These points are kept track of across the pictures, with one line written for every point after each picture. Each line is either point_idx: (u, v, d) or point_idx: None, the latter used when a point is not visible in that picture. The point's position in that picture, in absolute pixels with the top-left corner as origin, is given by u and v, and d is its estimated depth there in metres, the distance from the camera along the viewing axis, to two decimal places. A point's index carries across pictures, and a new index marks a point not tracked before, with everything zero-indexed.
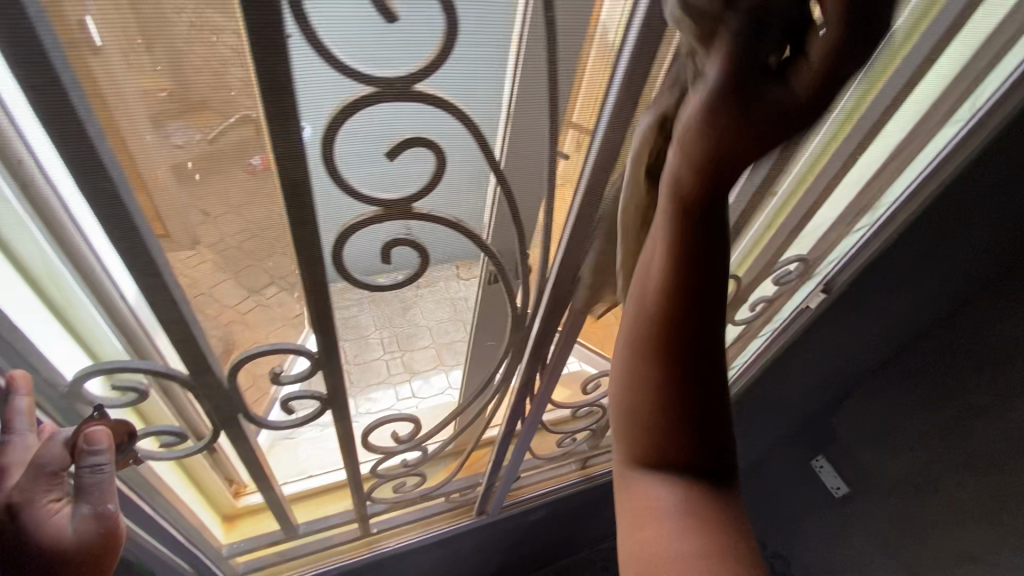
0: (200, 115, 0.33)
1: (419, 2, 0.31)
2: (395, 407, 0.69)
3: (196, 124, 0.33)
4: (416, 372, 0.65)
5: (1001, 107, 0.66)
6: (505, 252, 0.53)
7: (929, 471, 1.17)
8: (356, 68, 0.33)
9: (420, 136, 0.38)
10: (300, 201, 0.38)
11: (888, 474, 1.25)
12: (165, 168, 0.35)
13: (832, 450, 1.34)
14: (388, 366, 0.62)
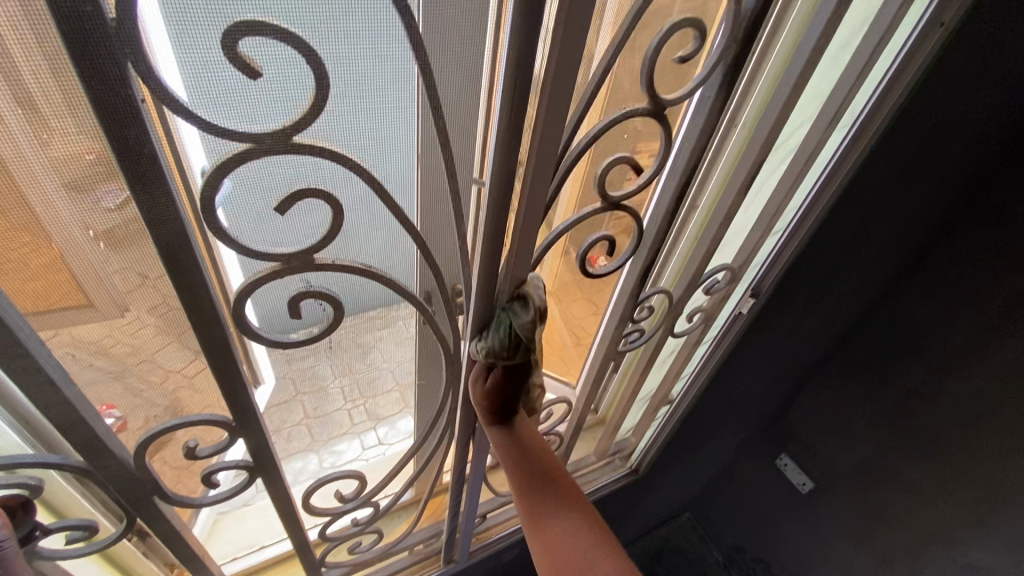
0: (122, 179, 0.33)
1: (283, 57, 0.31)
2: (362, 457, 0.70)
3: (122, 187, 0.33)
4: (381, 418, 0.66)
5: (878, 112, 0.65)
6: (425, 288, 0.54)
7: (881, 462, 1.19)
8: (227, 126, 0.32)
9: (307, 188, 0.38)
10: (180, 265, 0.37)
11: (846, 467, 1.27)
12: (72, 238, 0.34)
13: (794, 447, 1.37)
14: (351, 416, 0.63)
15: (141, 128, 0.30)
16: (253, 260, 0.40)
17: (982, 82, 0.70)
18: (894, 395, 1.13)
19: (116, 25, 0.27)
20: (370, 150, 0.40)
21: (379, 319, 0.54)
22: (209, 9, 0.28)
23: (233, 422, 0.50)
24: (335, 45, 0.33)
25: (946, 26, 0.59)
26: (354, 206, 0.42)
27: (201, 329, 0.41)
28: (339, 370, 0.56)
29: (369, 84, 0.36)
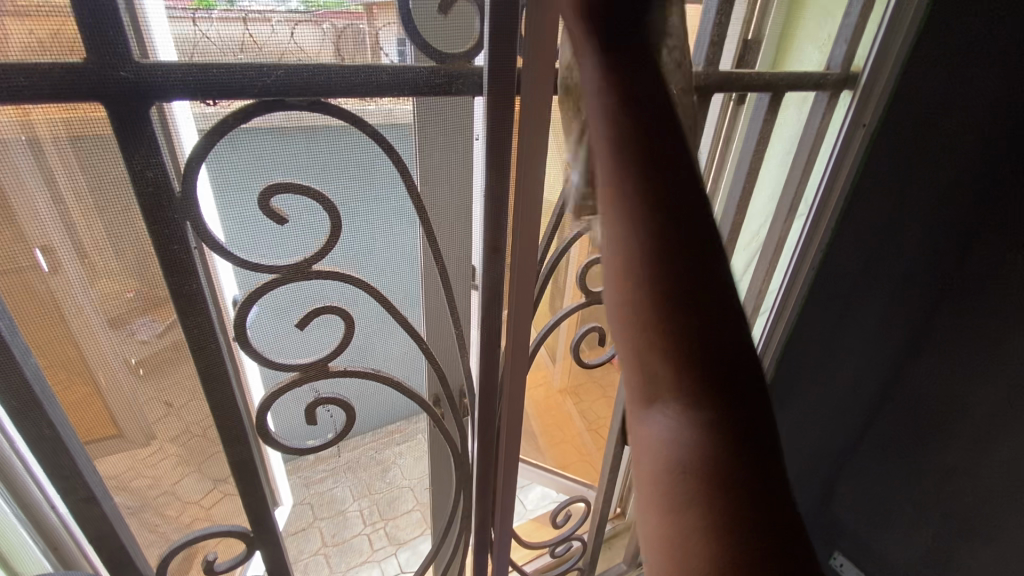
0: (158, 312, 0.39)
1: (305, 205, 0.40)
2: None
3: (158, 318, 0.39)
4: (402, 542, 0.70)
5: (834, 191, 0.71)
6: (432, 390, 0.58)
7: (942, 557, 1.05)
8: (259, 262, 0.40)
9: (326, 307, 0.44)
10: (215, 380, 0.42)
11: (898, 560, 1.14)
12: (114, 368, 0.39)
13: (844, 544, 1.25)
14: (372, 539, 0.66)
15: (191, 269, 0.37)
16: (273, 371, 0.45)
17: (928, 158, 0.75)
18: (931, 478, 1.03)
19: (182, 196, 0.35)
20: (375, 271, 0.46)
21: (399, 432, 0.58)
22: (255, 177, 0.37)
23: (252, 534, 0.52)
24: (347, 193, 0.41)
25: (868, 126, 0.67)
26: (366, 319, 0.48)
27: (227, 439, 0.45)
28: (359, 491, 0.60)
29: (376, 217, 0.44)
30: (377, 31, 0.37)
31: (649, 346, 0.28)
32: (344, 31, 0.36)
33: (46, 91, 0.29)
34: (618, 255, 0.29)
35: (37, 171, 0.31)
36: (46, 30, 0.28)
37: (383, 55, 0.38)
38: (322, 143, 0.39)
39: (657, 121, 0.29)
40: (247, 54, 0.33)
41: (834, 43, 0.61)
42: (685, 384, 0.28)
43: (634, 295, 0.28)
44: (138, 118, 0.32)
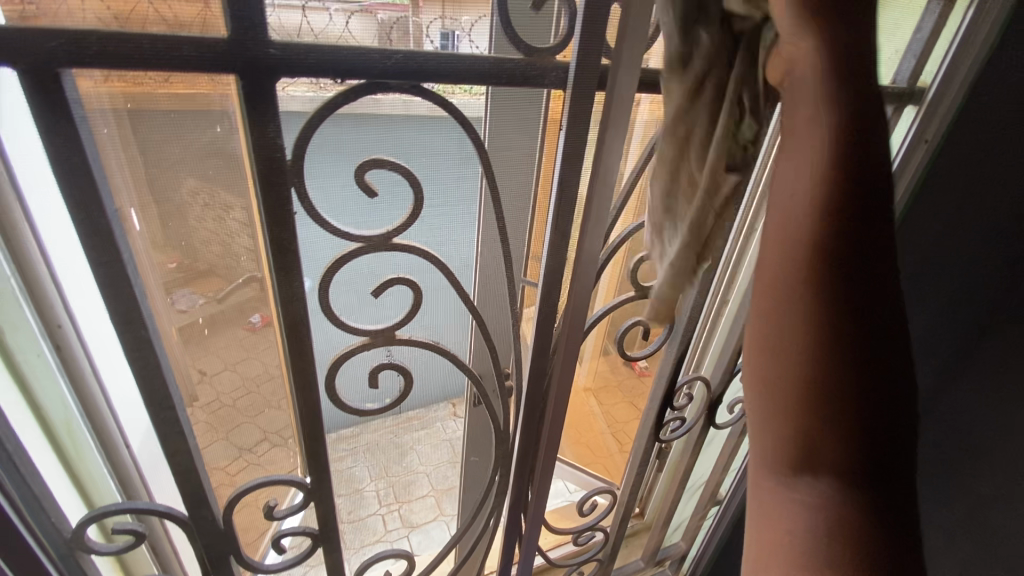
0: (204, 282, 0.44)
1: (393, 182, 0.43)
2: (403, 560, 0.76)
3: (198, 290, 0.44)
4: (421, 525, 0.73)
5: None
6: (483, 372, 0.61)
7: None
8: (346, 230, 0.43)
9: (401, 277, 0.48)
10: (299, 336, 0.46)
11: None
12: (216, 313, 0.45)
13: None
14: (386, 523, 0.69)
15: (290, 231, 0.41)
16: (344, 333, 0.48)
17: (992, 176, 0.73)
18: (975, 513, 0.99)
19: (292, 163, 0.39)
20: (445, 249, 0.50)
21: (417, 419, 0.61)
22: (355, 151, 0.41)
23: (308, 486, 0.55)
24: (429, 172, 0.44)
25: (930, 142, 0.67)
26: (432, 293, 0.51)
27: (301, 391, 0.49)
28: (376, 472, 0.63)
29: (451, 197, 0.47)
30: (457, 22, 0.40)
31: (816, 417, 0.35)
32: (398, 21, 0.38)
33: (192, 61, 0.33)
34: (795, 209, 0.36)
35: (182, 137, 0.37)
36: (122, 8, 0.31)
37: (462, 41, 0.40)
38: (414, 125, 0.42)
39: (853, 190, 0.34)
40: (308, 37, 0.35)
41: (902, 57, 0.62)
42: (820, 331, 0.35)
43: (799, 369, 0.35)
44: (265, 90, 0.35)
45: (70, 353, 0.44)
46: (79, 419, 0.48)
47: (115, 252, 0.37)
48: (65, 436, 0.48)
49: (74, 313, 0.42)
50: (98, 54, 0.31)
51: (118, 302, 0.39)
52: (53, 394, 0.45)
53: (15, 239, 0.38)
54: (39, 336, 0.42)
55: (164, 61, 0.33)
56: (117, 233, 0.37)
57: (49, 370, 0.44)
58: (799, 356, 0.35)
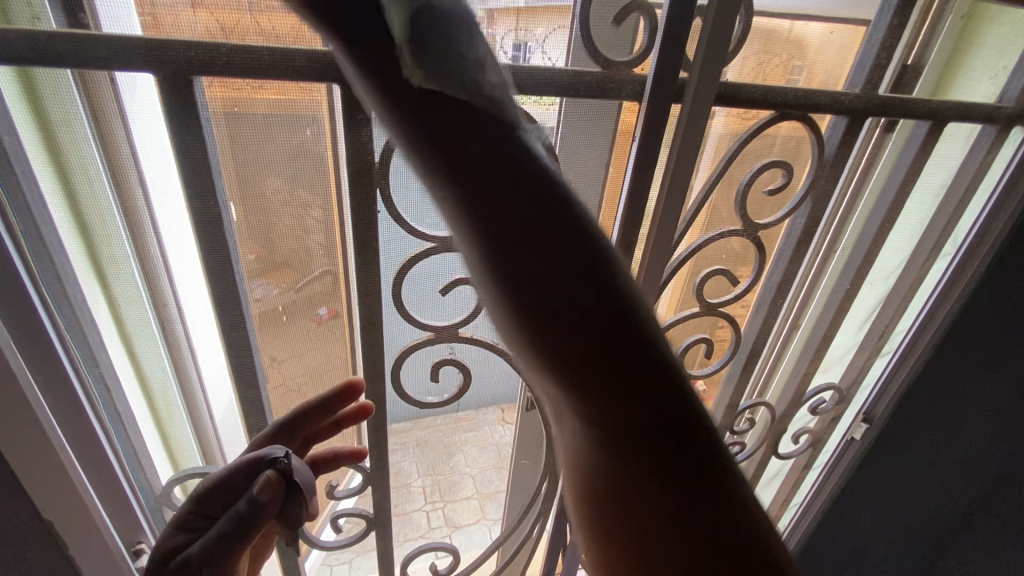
0: (278, 277, 0.47)
1: None
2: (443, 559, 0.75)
3: (266, 289, 0.48)
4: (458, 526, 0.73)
5: (982, 245, 0.65)
6: None
7: None
8: (422, 230, 0.46)
9: (467, 279, 0.50)
10: (373, 327, 0.49)
11: None
12: (304, 303, 0.49)
13: None
14: (429, 519, 0.70)
15: (371, 227, 0.44)
16: (411, 327, 0.51)
17: None
18: None
19: (379, 165, 0.42)
20: None
21: (467, 420, 0.63)
22: None
23: (367, 470, 0.59)
24: None
25: None
26: None
27: (369, 379, 0.53)
28: (424, 469, 0.65)
29: None
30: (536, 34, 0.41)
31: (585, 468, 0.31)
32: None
33: (304, 74, 0.38)
34: (548, 388, 0.30)
35: (287, 143, 0.42)
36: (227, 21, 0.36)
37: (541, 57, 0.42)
38: None
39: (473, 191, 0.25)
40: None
41: (1011, 75, 0.57)
42: (617, 508, 0.31)
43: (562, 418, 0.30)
44: (361, 98, 0.39)
45: (174, 332, 0.49)
46: (174, 389, 0.52)
47: (222, 241, 0.43)
48: (162, 407, 0.53)
49: (177, 289, 0.47)
50: (228, 65, 0.36)
51: (220, 285, 0.45)
52: (154, 362, 0.50)
53: (138, 221, 0.43)
54: (150, 316, 0.47)
55: (282, 71, 0.38)
56: (226, 227, 0.43)
57: (154, 346, 0.49)
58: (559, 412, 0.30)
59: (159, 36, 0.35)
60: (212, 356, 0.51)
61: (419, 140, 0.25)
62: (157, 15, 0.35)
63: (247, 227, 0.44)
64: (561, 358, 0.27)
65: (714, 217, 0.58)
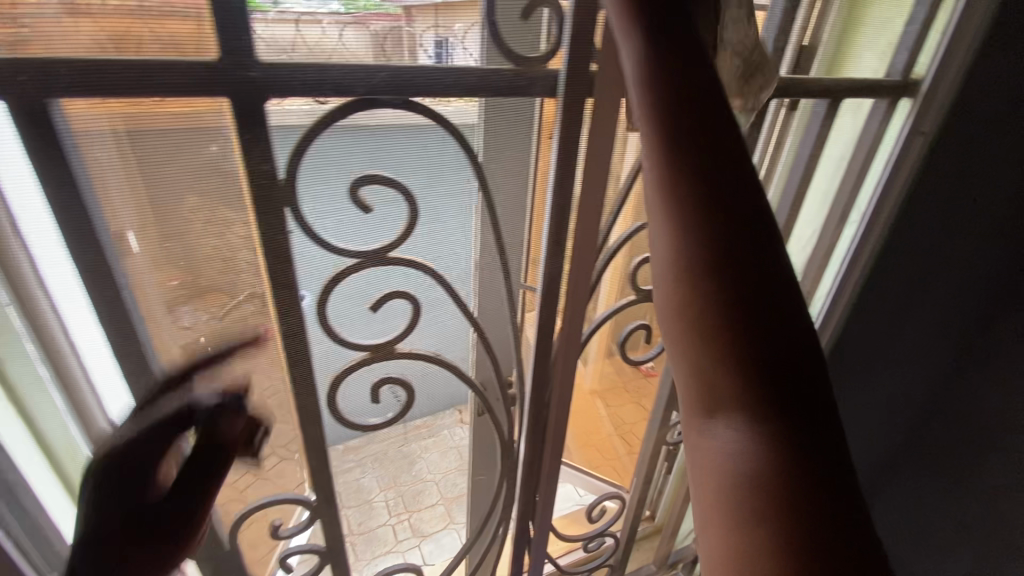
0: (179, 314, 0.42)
1: (389, 198, 0.43)
2: None
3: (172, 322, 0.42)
4: (427, 534, 0.70)
5: (882, 212, 0.71)
6: (486, 384, 0.60)
7: None
8: (342, 246, 0.43)
9: (399, 292, 0.48)
10: (296, 355, 0.46)
11: None
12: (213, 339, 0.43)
13: None
14: (394, 532, 0.66)
15: (284, 249, 0.41)
16: (343, 349, 0.48)
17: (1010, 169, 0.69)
18: None
19: (285, 180, 0.39)
20: (443, 262, 0.49)
21: (425, 427, 0.60)
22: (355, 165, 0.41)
23: (313, 503, 0.55)
24: (424, 185, 0.44)
25: (928, 134, 0.66)
26: (430, 307, 0.51)
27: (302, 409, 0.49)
28: (385, 483, 0.62)
29: (449, 209, 0.47)
30: (452, 32, 0.40)
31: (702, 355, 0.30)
32: (383, 32, 0.37)
33: (183, 87, 0.34)
34: (700, 357, 0.30)
35: (170, 166, 0.37)
36: (114, 29, 0.32)
37: (456, 55, 0.40)
38: (410, 139, 0.42)
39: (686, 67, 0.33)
40: (302, 58, 0.36)
41: (895, 50, 0.62)
42: (783, 512, 0.25)
43: (694, 289, 0.30)
44: (255, 112, 0.36)
45: (70, 374, 0.41)
46: (80, 440, 0.44)
47: (111, 277, 0.38)
48: (66, 463, 0.45)
49: (69, 333, 0.39)
50: (108, 86, 0.32)
51: (115, 329, 0.40)
52: (49, 416, 0.42)
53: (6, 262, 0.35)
54: (38, 361, 0.39)
55: (159, 87, 0.33)
56: (114, 261, 0.38)
57: (44, 395, 0.41)
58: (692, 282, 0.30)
59: (13, 54, 0.30)
60: (121, 401, 0.43)
61: (642, 22, 0.35)
62: (11, 28, 0.30)
63: (136, 262, 0.39)
64: (735, 289, 0.30)
65: (641, 206, 0.59)
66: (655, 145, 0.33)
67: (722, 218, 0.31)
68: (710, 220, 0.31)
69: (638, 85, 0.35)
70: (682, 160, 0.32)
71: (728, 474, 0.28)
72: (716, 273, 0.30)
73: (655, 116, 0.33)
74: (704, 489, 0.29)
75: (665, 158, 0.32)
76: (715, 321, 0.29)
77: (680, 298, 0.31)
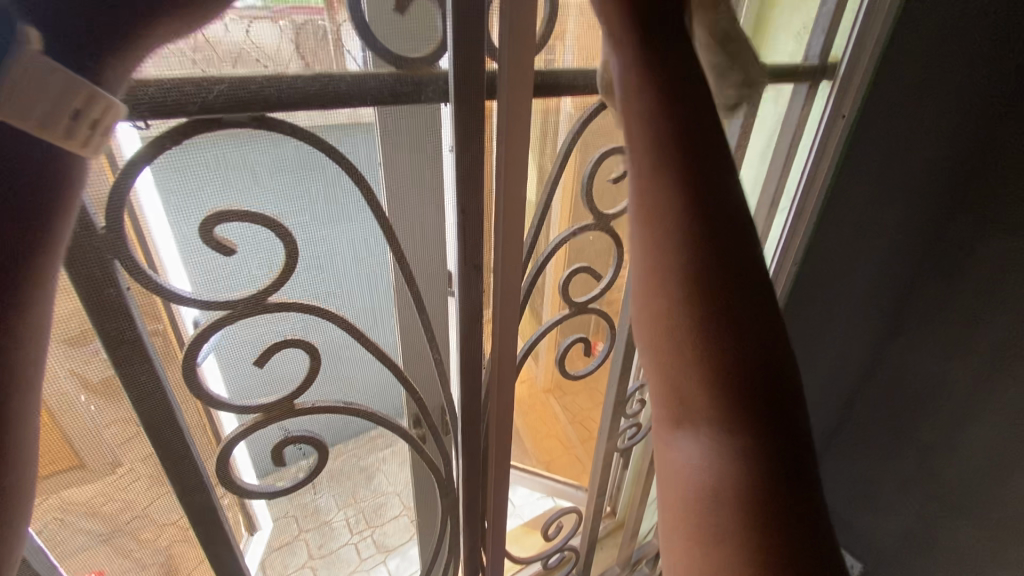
0: None
1: (257, 237, 0.35)
2: None
3: None
4: (390, 549, 0.61)
5: (809, 198, 0.72)
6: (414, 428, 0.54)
7: (944, 521, 1.12)
8: (203, 300, 0.35)
9: (289, 340, 0.40)
10: (163, 434, 0.38)
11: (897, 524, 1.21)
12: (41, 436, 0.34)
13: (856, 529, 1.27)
14: (357, 550, 0.58)
15: (125, 314, 0.33)
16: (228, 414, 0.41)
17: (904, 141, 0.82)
18: (918, 451, 1.11)
19: (105, 232, 0.30)
20: (341, 301, 0.42)
21: (380, 438, 0.52)
22: (200, 196, 0.33)
23: None
24: (304, 216, 0.37)
25: (847, 117, 0.66)
26: (332, 354, 0.44)
27: (184, 492, 0.41)
28: (342, 500, 0.53)
29: (341, 241, 0.40)
30: (339, 27, 0.33)
31: (687, 374, 0.30)
32: (304, 27, 0.32)
33: None
34: (684, 374, 0.31)
35: None
36: None
37: (347, 54, 0.34)
38: (276, 163, 0.34)
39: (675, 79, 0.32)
40: (188, 69, 0.29)
41: (812, 33, 0.59)
42: (757, 515, 0.28)
43: (679, 310, 0.30)
44: None
45: None
46: None
47: None
48: None
49: None
50: None
51: None
52: None
53: None
54: None
55: None
56: None
57: None
58: (672, 303, 0.31)
59: None
60: None
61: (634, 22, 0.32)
62: None
63: None
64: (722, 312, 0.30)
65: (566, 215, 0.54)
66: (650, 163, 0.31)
67: (714, 239, 0.31)
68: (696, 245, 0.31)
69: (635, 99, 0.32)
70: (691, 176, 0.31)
71: (690, 481, 0.31)
72: (702, 303, 0.30)
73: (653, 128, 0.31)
74: (668, 493, 0.32)
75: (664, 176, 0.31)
76: (696, 348, 0.30)
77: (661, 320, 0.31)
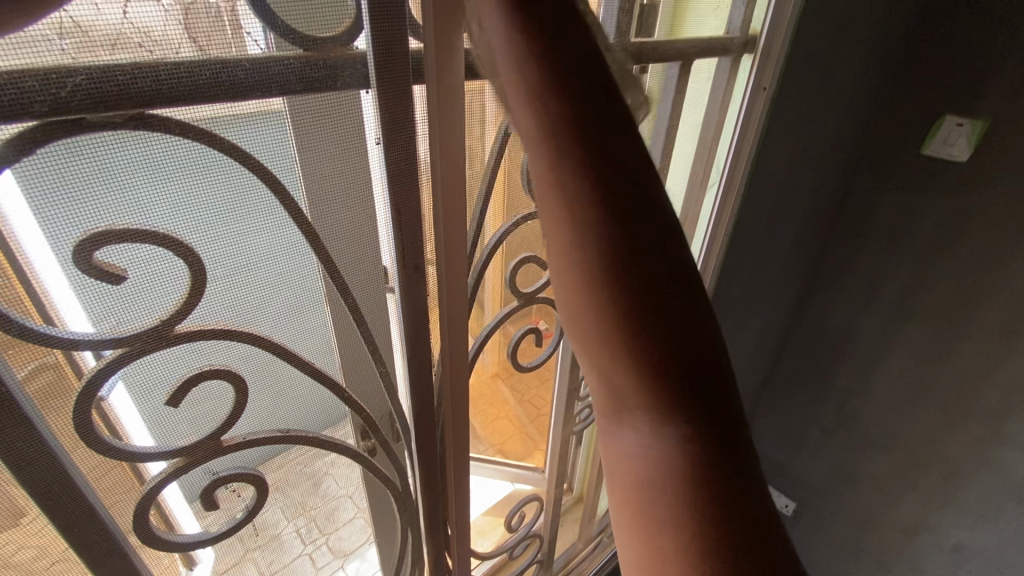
0: None
1: (154, 257, 0.30)
2: None
3: None
4: (349, 554, 0.56)
5: (737, 170, 0.74)
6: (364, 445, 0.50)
7: (860, 457, 1.24)
8: (93, 334, 0.30)
9: (207, 372, 0.35)
10: (62, 498, 0.32)
11: (822, 464, 1.32)
12: None
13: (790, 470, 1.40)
14: (312, 561, 0.53)
15: None
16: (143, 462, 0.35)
17: (829, 117, 0.86)
18: (837, 395, 1.22)
19: None
20: (267, 320, 0.37)
21: (308, 452, 0.46)
22: (66, 216, 0.27)
23: None
24: (209, 230, 0.32)
25: (769, 89, 0.68)
26: (262, 378, 0.39)
27: (97, 560, 0.36)
28: (291, 510, 0.47)
29: (257, 256, 0.35)
30: (235, 9, 0.28)
31: (617, 376, 0.26)
32: (193, 6, 0.27)
33: None
34: (618, 376, 0.27)
35: None
36: None
37: (246, 38, 0.29)
38: (167, 172, 0.29)
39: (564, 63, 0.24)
40: (44, 56, 0.24)
41: (731, 6, 0.60)
42: (704, 518, 0.26)
43: (606, 317, 0.25)
44: None
45: None
46: None
47: None
48: None
49: None
50: None
51: None
52: None
53: None
54: None
55: None
56: None
57: None
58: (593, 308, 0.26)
59: None
60: None
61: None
62: None
63: None
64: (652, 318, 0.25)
65: (508, 206, 0.52)
66: (535, 140, 0.25)
67: (645, 236, 0.25)
68: (615, 229, 0.25)
69: (502, 46, 0.25)
70: (599, 144, 0.24)
71: (634, 469, 0.28)
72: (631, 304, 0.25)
73: (534, 95, 0.24)
74: (613, 496, 0.29)
75: (554, 151, 0.25)
76: (631, 349, 0.26)
77: (589, 330, 0.26)
